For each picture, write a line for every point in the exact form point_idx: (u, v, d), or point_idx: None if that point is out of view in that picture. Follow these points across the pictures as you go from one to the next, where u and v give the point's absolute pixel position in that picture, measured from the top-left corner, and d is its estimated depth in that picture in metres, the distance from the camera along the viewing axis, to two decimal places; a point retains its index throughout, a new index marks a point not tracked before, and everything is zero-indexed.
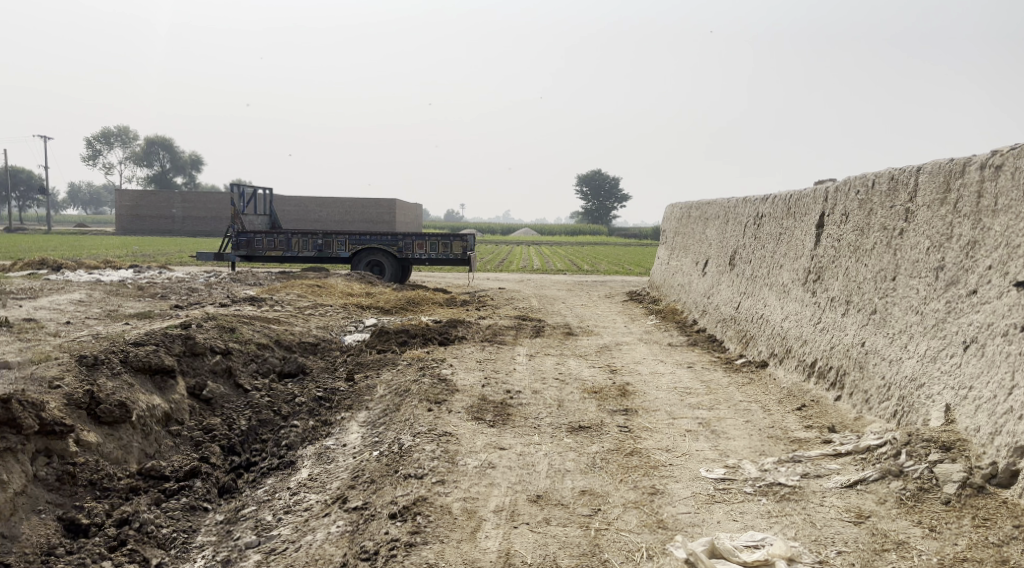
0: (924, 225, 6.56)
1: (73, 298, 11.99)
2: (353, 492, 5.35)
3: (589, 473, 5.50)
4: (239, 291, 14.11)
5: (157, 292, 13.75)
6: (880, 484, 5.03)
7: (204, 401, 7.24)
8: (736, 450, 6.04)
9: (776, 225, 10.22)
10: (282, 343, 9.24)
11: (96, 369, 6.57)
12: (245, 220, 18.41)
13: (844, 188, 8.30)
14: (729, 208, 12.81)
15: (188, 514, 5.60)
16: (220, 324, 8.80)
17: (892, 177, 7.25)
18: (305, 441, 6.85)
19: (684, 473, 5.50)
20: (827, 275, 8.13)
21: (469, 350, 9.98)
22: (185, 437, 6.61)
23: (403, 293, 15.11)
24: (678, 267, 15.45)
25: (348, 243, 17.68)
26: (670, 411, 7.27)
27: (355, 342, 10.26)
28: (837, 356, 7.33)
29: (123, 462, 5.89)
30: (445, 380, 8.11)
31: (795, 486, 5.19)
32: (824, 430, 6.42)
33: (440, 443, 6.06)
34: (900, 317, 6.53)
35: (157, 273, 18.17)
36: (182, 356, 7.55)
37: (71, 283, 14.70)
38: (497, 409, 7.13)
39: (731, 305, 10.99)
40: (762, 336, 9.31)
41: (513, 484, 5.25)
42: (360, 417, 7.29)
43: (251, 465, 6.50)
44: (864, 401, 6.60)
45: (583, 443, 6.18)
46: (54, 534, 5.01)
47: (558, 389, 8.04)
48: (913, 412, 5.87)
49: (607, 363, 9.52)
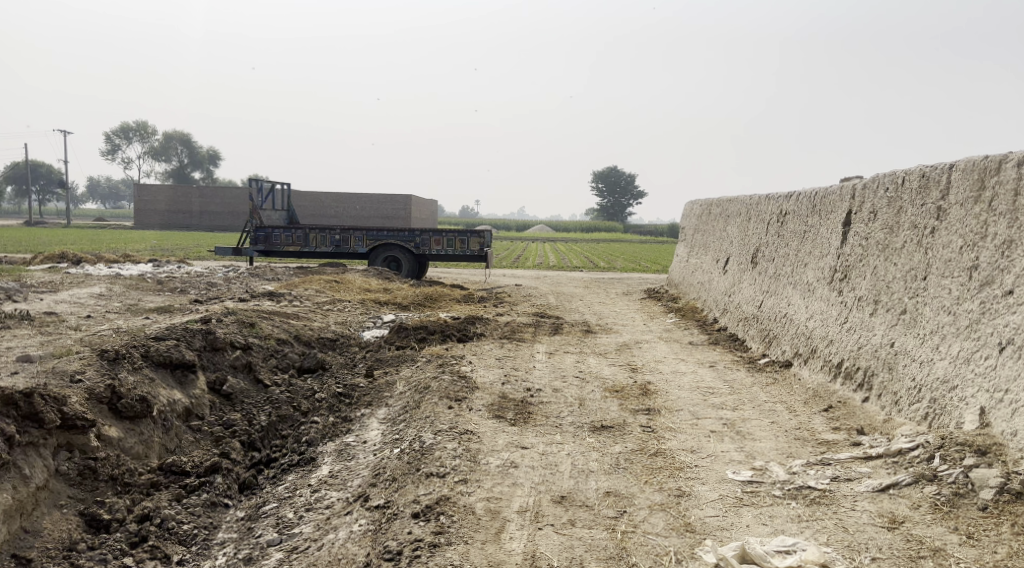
0: (957, 223, 6.42)
1: (94, 292, 12.03)
2: (374, 490, 5.30)
3: (613, 474, 5.41)
4: (258, 286, 14.14)
5: (176, 286, 13.80)
6: (913, 488, 4.91)
7: (224, 397, 7.22)
8: (763, 452, 5.93)
9: (801, 222, 10.06)
10: (302, 339, 9.21)
11: (117, 363, 6.55)
12: (264, 214, 18.45)
13: (872, 185, 8.14)
14: (751, 204, 12.65)
15: (209, 510, 5.57)
16: (240, 319, 8.78)
17: (923, 174, 7.10)
18: (325, 437, 6.80)
19: (711, 475, 5.41)
20: (854, 274, 7.98)
21: (488, 347, 9.91)
22: (206, 433, 6.58)
23: (421, 290, 15.06)
24: (698, 265, 15.31)
25: (365, 238, 17.66)
26: (693, 411, 7.17)
27: (373, 338, 10.23)
28: (864, 357, 7.20)
29: (144, 457, 5.87)
30: (465, 377, 8.04)
31: (825, 489, 5.08)
32: (853, 432, 6.29)
33: (462, 441, 5.99)
34: (931, 317, 6.39)
35: (176, 267, 18.25)
36: (203, 350, 7.53)
37: (92, 277, 14.78)
38: (518, 407, 7.07)
39: (753, 304, 10.85)
40: (786, 335, 9.17)
41: (536, 484, 5.18)
42: (381, 414, 7.24)
43: (272, 461, 6.47)
44: (894, 402, 6.47)
45: (606, 443, 6.10)
46: (75, 529, 4.99)
47: (579, 387, 7.97)
48: (946, 414, 5.74)
49: (627, 361, 9.43)
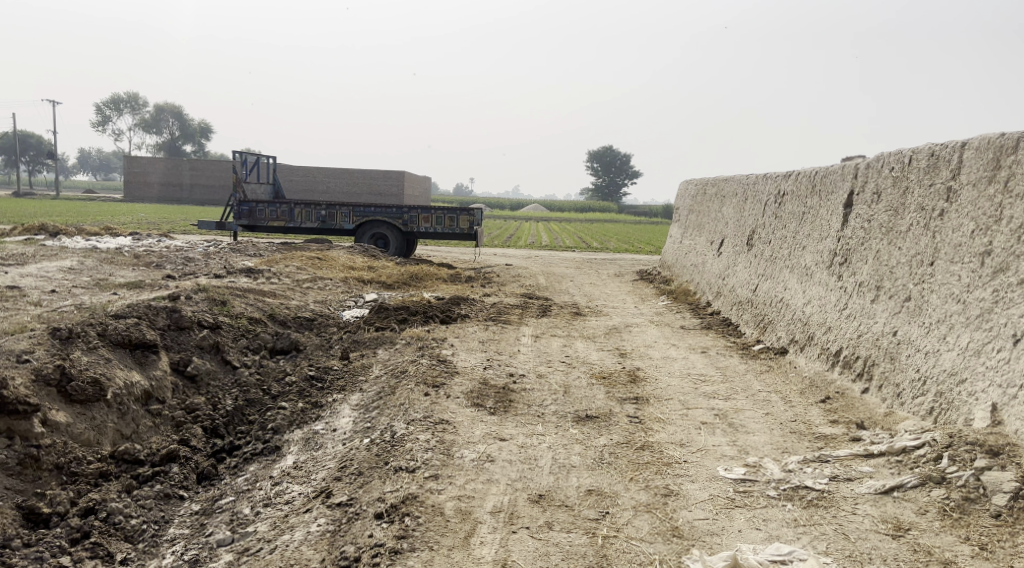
0: (968, 206, 6.03)
1: (63, 265, 11.54)
2: (338, 485, 4.90)
3: (596, 470, 5.04)
4: (237, 262, 13.66)
5: (152, 261, 13.28)
6: (919, 492, 4.53)
7: (188, 378, 6.77)
8: (756, 447, 5.55)
9: (799, 203, 9.65)
10: (276, 318, 8.77)
11: (70, 343, 6.11)
12: (248, 188, 17.89)
13: (877, 165, 7.72)
14: (748, 184, 12.24)
15: (162, 503, 5.20)
16: (211, 297, 8.34)
17: (931, 153, 6.70)
18: (293, 424, 6.39)
19: (701, 473, 5.03)
20: (855, 258, 7.59)
21: (472, 329, 9.50)
22: (166, 418, 6.15)
23: (406, 268, 14.62)
24: (691, 246, 14.89)
25: (352, 215, 17.12)
26: (684, 400, 6.79)
27: (353, 318, 9.83)
28: (864, 346, 6.83)
29: (95, 444, 5.46)
30: (445, 361, 7.63)
31: (824, 490, 4.71)
32: (852, 426, 5.93)
33: (436, 432, 5.59)
34: (938, 305, 6.01)
35: (156, 241, 17.67)
36: (166, 330, 7.09)
37: (65, 250, 14.26)
38: (499, 394, 6.68)
39: (747, 288, 10.46)
40: (782, 321, 8.80)
41: (513, 482, 4.79)
42: (354, 399, 6.84)
43: (234, 449, 6.07)
44: (896, 395, 6.11)
45: (591, 435, 5.72)
46: (10, 524, 4.58)
47: (564, 373, 7.58)
48: (953, 410, 5.38)
49: (616, 346, 9.04)
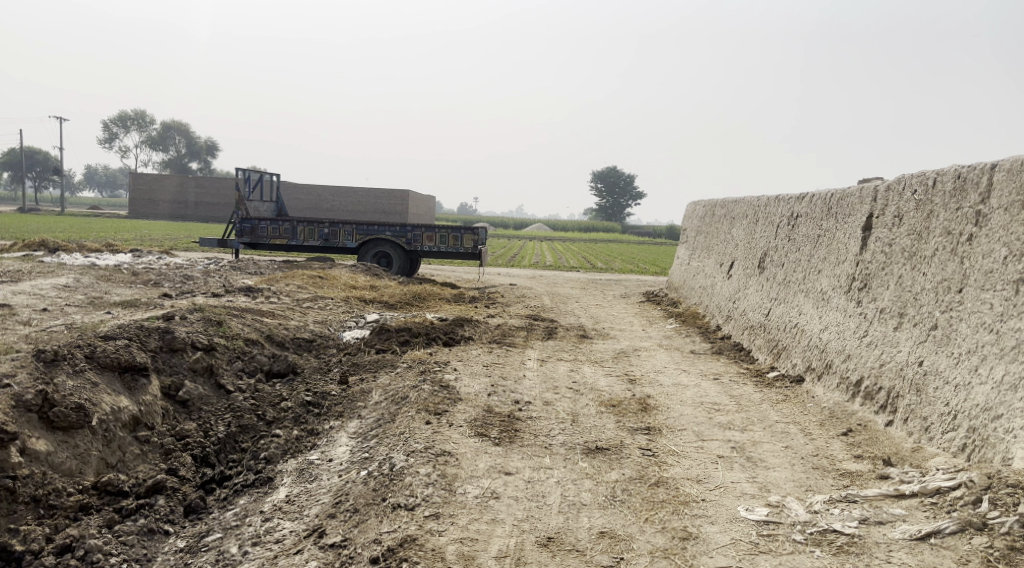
0: (1000, 230, 5.74)
1: (58, 283, 11.28)
2: (332, 524, 4.59)
3: (609, 508, 4.72)
4: (237, 280, 13.40)
5: (150, 279, 13.01)
6: (959, 539, 4.20)
7: (179, 403, 6.46)
8: (778, 485, 5.22)
9: (814, 226, 9.36)
10: (274, 339, 8.47)
11: (56, 365, 5.79)
12: (250, 206, 17.65)
13: (897, 187, 7.45)
14: (759, 205, 11.97)
15: (145, 539, 4.89)
16: (206, 317, 8.02)
17: (958, 174, 6.43)
18: (287, 454, 6.08)
19: (720, 513, 4.71)
20: (876, 283, 7.29)
21: (475, 352, 9.18)
22: (154, 445, 5.82)
23: (409, 287, 14.34)
24: (700, 268, 14.59)
25: (355, 233, 16.88)
26: (699, 431, 6.47)
27: (353, 339, 9.53)
28: (887, 376, 6.52)
29: (76, 474, 5.15)
30: (448, 387, 7.32)
31: (854, 535, 4.39)
32: (878, 462, 5.59)
33: (437, 465, 5.27)
34: (968, 335, 5.71)
35: (156, 258, 17.40)
36: (158, 352, 6.78)
37: (62, 266, 13.98)
38: (504, 423, 6.36)
39: (759, 312, 10.15)
40: (797, 347, 8.48)
41: (519, 522, 4.49)
42: (352, 427, 6.53)
43: (225, 480, 5.75)
44: (923, 429, 5.79)
45: (602, 469, 5.40)
46: None
47: (572, 401, 7.25)
48: (988, 448, 5.07)
49: (625, 372, 8.71)
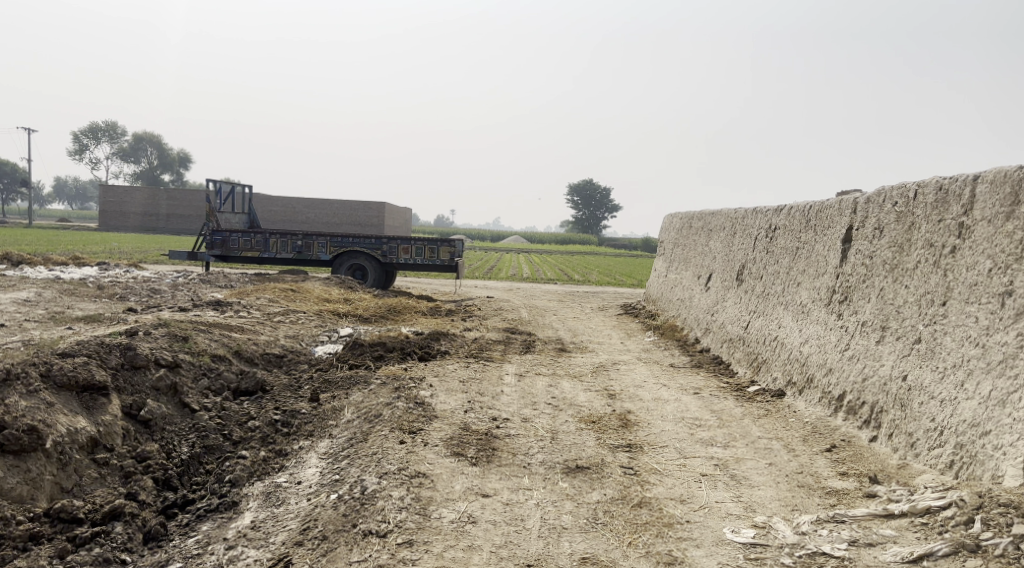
0: (983, 242, 5.67)
1: (18, 297, 10.88)
2: (299, 552, 4.36)
3: (591, 532, 4.53)
4: (206, 294, 13.09)
5: (116, 292, 12.64)
6: (952, 561, 4.06)
7: (141, 423, 6.14)
8: (764, 504, 5.06)
9: (793, 238, 9.29)
10: (243, 355, 8.18)
11: (8, 386, 5.46)
12: (221, 218, 17.28)
13: (878, 199, 7.38)
14: (736, 217, 11.91)
15: None
16: (172, 332, 7.71)
17: (940, 186, 6.37)
18: (253, 476, 5.81)
19: (706, 535, 4.55)
20: (856, 295, 7.21)
21: (452, 367, 8.95)
22: (114, 467, 5.50)
23: (385, 300, 14.09)
24: (678, 281, 14.49)
25: (329, 245, 16.59)
26: (681, 448, 6.30)
27: (326, 354, 9.28)
28: (871, 390, 6.41)
29: (27, 501, 4.85)
30: (423, 404, 7.09)
31: (844, 558, 4.24)
32: (864, 479, 5.46)
33: (412, 487, 5.04)
34: (952, 349, 5.62)
35: (123, 271, 16.96)
36: (119, 369, 6.47)
37: (25, 280, 13.54)
38: (481, 442, 6.14)
39: (738, 325, 10.04)
40: (777, 361, 8.38)
41: (497, 548, 4.29)
42: (322, 447, 6.28)
43: (187, 504, 5.47)
44: (909, 445, 5.67)
45: (582, 489, 5.21)
46: None
47: (551, 417, 7.06)
48: (978, 465, 4.96)
49: (605, 386, 8.53)
